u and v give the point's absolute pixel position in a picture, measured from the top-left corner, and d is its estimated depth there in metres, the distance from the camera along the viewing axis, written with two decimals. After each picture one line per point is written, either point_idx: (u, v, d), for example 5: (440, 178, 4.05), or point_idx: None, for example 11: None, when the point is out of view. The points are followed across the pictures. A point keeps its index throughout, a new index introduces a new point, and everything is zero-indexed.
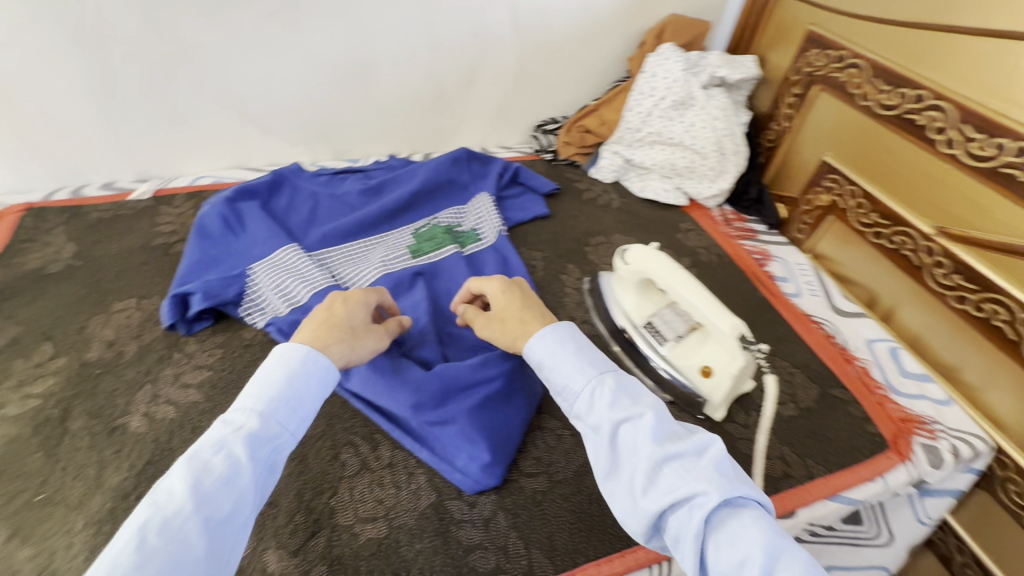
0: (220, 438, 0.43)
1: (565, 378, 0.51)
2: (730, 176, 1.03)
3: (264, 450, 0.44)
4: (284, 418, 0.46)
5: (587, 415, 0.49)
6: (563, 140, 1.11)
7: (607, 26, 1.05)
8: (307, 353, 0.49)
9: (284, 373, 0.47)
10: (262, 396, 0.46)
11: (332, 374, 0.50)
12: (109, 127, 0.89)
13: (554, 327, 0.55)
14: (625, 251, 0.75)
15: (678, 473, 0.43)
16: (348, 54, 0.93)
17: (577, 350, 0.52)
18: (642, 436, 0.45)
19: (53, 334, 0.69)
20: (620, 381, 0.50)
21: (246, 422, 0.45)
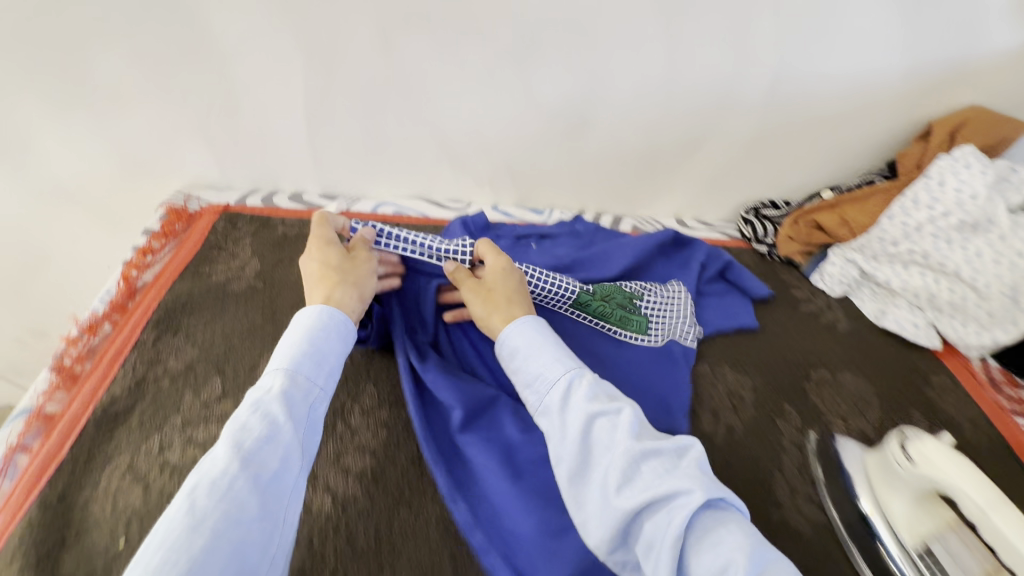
0: (256, 400, 0.47)
1: (541, 370, 0.54)
2: (1014, 329, 0.77)
3: (300, 407, 0.48)
4: (311, 373, 0.50)
5: (563, 415, 0.51)
6: (784, 233, 0.92)
7: (881, 109, 0.85)
8: (323, 310, 0.54)
9: (302, 334, 0.52)
10: (287, 358, 0.50)
11: (347, 328, 0.55)
12: (313, 140, 0.86)
13: (530, 318, 0.58)
14: (907, 439, 0.56)
15: (657, 471, 0.46)
16: (570, 102, 0.81)
17: (554, 344, 0.56)
18: (618, 433, 0.48)
19: (224, 368, 0.64)
20: (593, 380, 0.53)
21: (276, 383, 0.48)
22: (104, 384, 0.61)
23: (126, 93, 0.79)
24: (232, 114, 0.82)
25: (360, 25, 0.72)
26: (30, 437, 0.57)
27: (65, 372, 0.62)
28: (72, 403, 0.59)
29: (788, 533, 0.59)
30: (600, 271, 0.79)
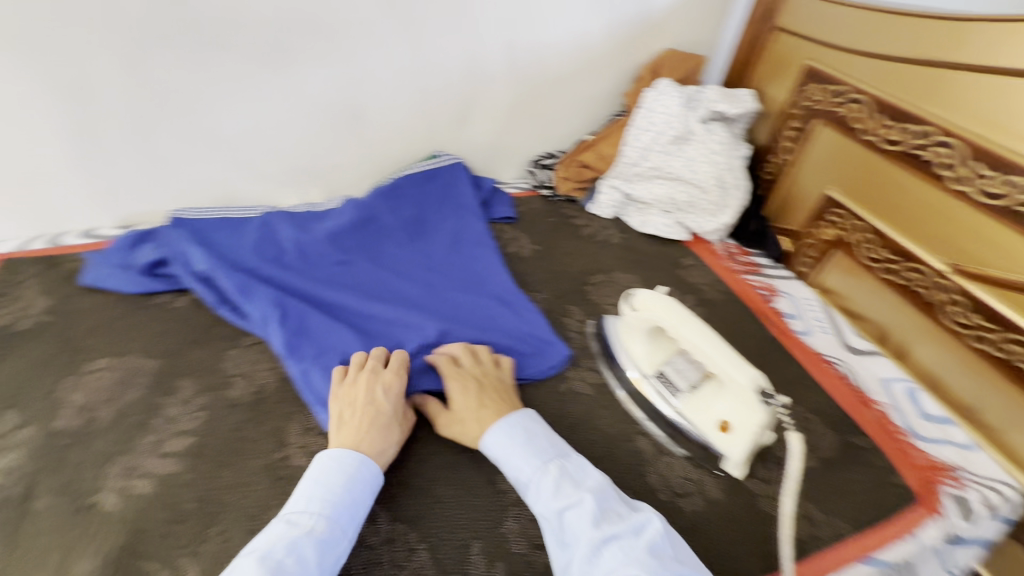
0: (291, 540, 0.48)
1: (516, 469, 0.58)
2: (731, 209, 1.02)
3: (335, 550, 0.50)
4: (347, 521, 0.52)
5: (536, 501, 0.56)
6: (559, 175, 1.09)
7: (604, 62, 1.04)
8: (362, 460, 0.56)
9: (341, 481, 0.54)
10: (325, 499, 0.52)
11: (378, 478, 0.57)
12: (89, 172, 0.85)
13: (512, 420, 0.62)
14: (632, 296, 0.72)
15: (618, 555, 0.50)
16: (341, 96, 0.91)
17: (528, 441, 0.60)
18: (584, 520, 0.52)
19: (19, 401, 0.64)
20: (569, 472, 0.57)
21: (313, 525, 0.50)
22: None
23: None
24: None
25: None
26: None
27: None
28: None
29: (574, 398, 0.72)
30: (387, 228, 0.91)
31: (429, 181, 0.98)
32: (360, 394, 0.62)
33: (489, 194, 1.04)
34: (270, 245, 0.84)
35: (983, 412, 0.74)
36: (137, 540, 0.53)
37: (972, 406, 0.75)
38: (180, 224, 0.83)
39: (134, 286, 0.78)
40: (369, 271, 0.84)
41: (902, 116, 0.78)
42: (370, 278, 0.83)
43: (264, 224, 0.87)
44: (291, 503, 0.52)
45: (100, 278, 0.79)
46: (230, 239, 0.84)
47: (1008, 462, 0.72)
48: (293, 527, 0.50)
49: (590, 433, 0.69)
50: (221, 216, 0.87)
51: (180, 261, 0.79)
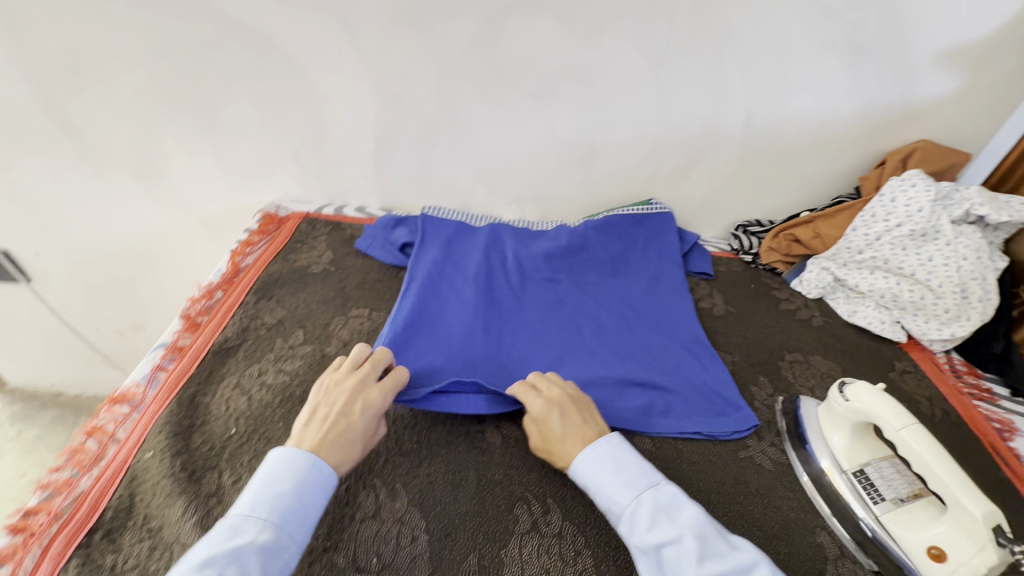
0: (235, 549, 0.49)
1: (609, 497, 0.58)
2: (969, 323, 0.89)
3: (279, 557, 0.50)
4: (293, 528, 0.52)
5: (637, 539, 0.55)
6: (766, 245, 1.08)
7: (844, 142, 1.01)
8: (312, 462, 0.57)
9: (290, 485, 0.54)
10: (273, 506, 0.53)
11: (332, 480, 0.57)
12: (378, 164, 1.08)
13: (596, 447, 0.61)
14: (845, 383, 0.69)
15: None
16: (581, 136, 1.02)
17: (616, 470, 0.59)
18: (687, 561, 0.51)
19: (306, 324, 0.83)
20: (655, 503, 0.56)
21: (258, 533, 0.50)
22: (219, 326, 0.81)
23: (239, 128, 1.02)
24: (317, 141, 1.05)
25: (420, 78, 0.94)
26: (167, 360, 0.76)
27: (191, 320, 0.82)
28: (196, 338, 0.79)
29: (752, 468, 0.71)
30: (593, 262, 0.99)
31: (639, 225, 1.04)
32: (342, 400, 0.63)
33: (690, 248, 1.07)
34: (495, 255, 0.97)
35: None
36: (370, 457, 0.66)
37: None
38: (431, 219, 1.00)
39: (391, 259, 0.97)
40: (565, 297, 0.93)
41: None
42: (568, 302, 0.92)
43: (490, 234, 1.00)
44: (235, 507, 0.53)
45: (369, 246, 0.99)
46: (462, 241, 0.98)
47: None
48: (238, 535, 0.50)
49: (767, 508, 0.66)
50: (458, 221, 1.01)
51: (423, 248, 0.95)
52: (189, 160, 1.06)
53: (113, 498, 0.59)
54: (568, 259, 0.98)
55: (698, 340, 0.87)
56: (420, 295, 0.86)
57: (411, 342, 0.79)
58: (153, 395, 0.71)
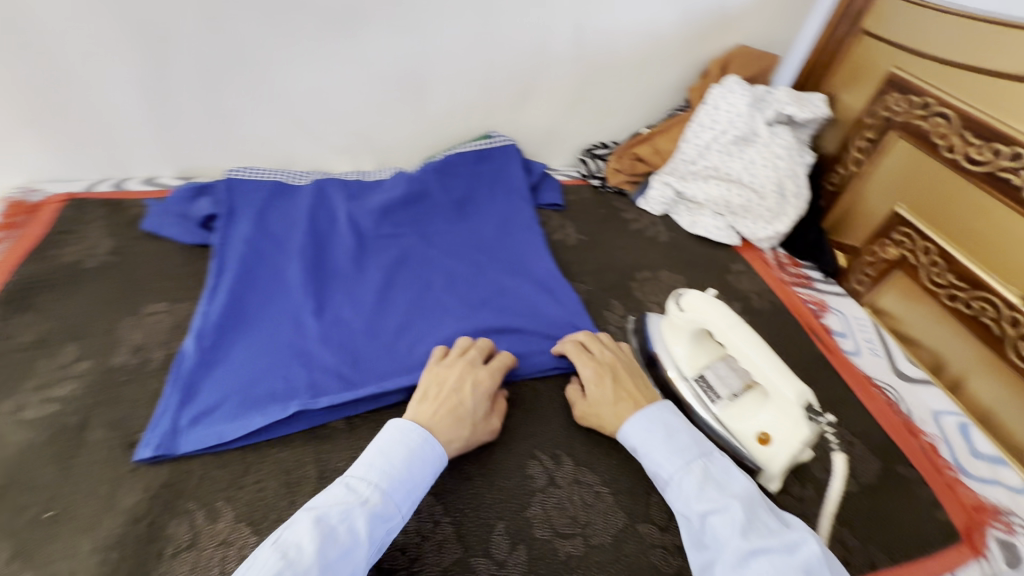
0: (346, 506, 0.48)
1: (656, 463, 0.57)
2: (788, 218, 0.97)
3: (387, 526, 0.49)
4: (401, 498, 0.51)
5: (679, 501, 0.55)
6: (612, 166, 1.07)
7: (671, 53, 1.01)
8: (425, 438, 0.55)
9: (403, 453, 0.53)
10: (387, 472, 0.52)
11: (442, 457, 0.56)
12: (158, 122, 0.87)
13: (646, 410, 0.61)
14: (681, 295, 0.70)
15: (770, 565, 0.47)
16: (404, 68, 0.90)
17: (668, 437, 0.58)
18: (732, 529, 0.50)
19: (81, 335, 0.67)
20: (708, 473, 0.55)
21: (370, 496, 0.50)
22: None
23: None
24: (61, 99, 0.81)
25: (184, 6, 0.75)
26: None
27: None
28: None
29: None
30: (437, 212, 0.91)
31: (481, 161, 0.97)
32: (452, 378, 0.63)
33: (539, 180, 1.03)
34: (322, 220, 0.84)
35: None
36: (181, 479, 0.56)
37: None
38: (238, 183, 0.83)
39: (191, 237, 0.80)
40: (410, 253, 0.84)
41: (993, 135, 0.73)
42: (413, 259, 0.83)
43: (314, 193, 0.87)
44: (354, 469, 0.52)
45: (160, 225, 0.81)
46: (280, 206, 0.84)
47: None
48: (350, 494, 0.50)
49: None
50: (274, 182, 0.86)
51: (228, 225, 0.79)
52: None
53: None
54: (405, 208, 0.88)
55: (552, 276, 0.84)
56: (233, 287, 0.72)
57: (226, 348, 0.67)
58: None
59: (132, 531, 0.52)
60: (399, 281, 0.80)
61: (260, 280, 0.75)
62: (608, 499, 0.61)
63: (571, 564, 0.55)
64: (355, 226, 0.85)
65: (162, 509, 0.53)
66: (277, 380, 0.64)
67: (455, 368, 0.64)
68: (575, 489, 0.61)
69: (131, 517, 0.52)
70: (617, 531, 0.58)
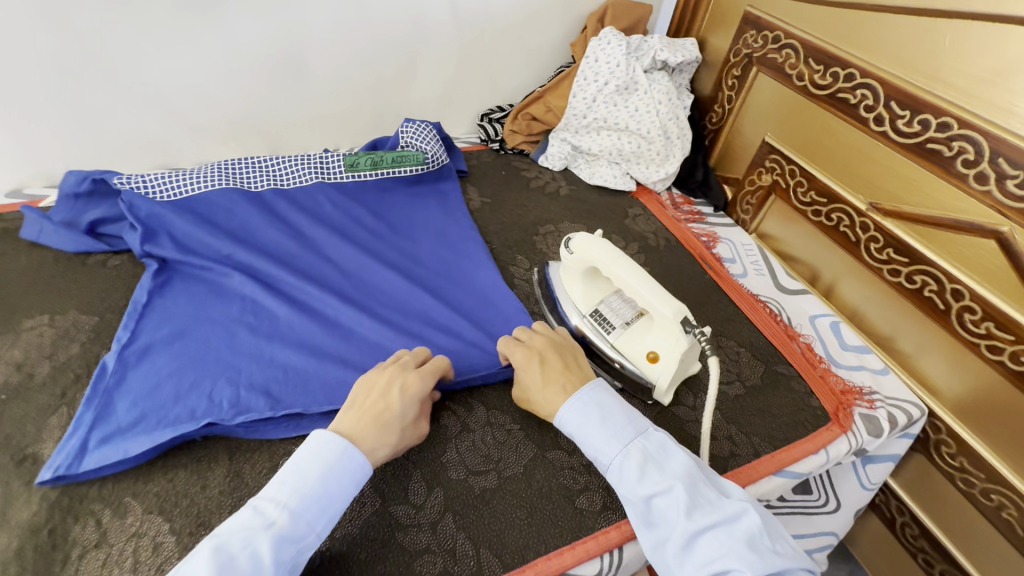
0: (250, 531, 0.44)
1: (596, 449, 0.55)
2: (676, 159, 1.03)
3: (295, 546, 0.46)
4: (314, 515, 0.48)
5: (622, 484, 0.53)
6: (509, 128, 1.09)
7: (548, 10, 1.03)
8: (346, 448, 0.51)
9: (321, 469, 0.49)
10: (299, 489, 0.48)
11: (364, 469, 0.51)
12: (11, 128, 0.81)
13: (587, 389, 0.59)
14: (570, 239, 0.74)
15: (716, 544, 0.47)
16: (277, 46, 0.88)
17: (603, 420, 0.56)
18: (678, 510, 0.49)
19: None
20: (648, 454, 0.53)
21: (277, 517, 0.46)
22: None
23: None
24: None
25: None
26: None
27: None
28: None
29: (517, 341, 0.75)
30: (355, 206, 0.89)
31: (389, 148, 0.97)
32: (381, 381, 0.58)
33: None
34: (236, 227, 0.81)
35: (906, 348, 0.79)
36: (81, 484, 0.55)
37: (902, 346, 0.80)
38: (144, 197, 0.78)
39: (72, 245, 0.76)
40: (341, 259, 0.82)
41: (829, 59, 0.81)
42: (335, 258, 0.82)
43: (231, 203, 0.82)
44: (268, 488, 0.49)
45: (40, 234, 0.77)
46: (202, 217, 0.80)
47: (924, 390, 0.78)
48: (257, 517, 0.46)
49: None
50: (198, 191, 0.82)
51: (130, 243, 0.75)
52: None
53: None
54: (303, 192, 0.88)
55: (489, 273, 0.83)
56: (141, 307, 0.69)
57: (144, 363, 0.64)
58: None
59: (31, 541, 0.51)
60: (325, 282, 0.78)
61: (180, 296, 0.72)
62: (518, 434, 0.65)
63: (486, 496, 0.59)
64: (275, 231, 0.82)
65: (64, 514, 0.53)
66: (199, 398, 0.62)
67: (382, 374, 0.58)
68: (486, 431, 0.65)
69: (29, 528, 0.51)
70: (528, 462, 0.62)
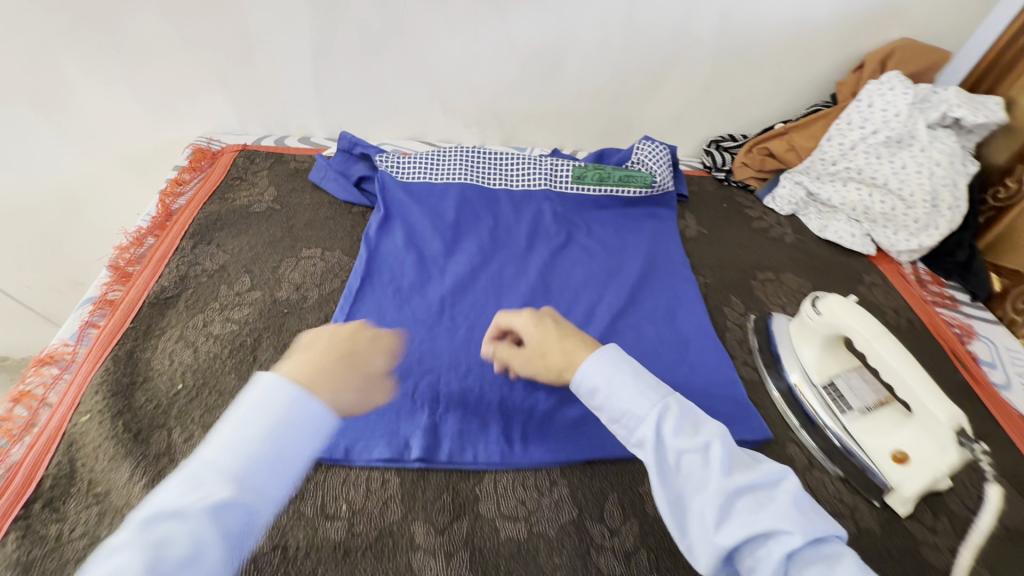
0: (183, 504, 0.34)
1: (624, 404, 0.49)
2: (937, 233, 0.89)
3: (243, 517, 0.35)
4: (268, 478, 0.37)
5: (649, 445, 0.47)
6: (739, 160, 1.03)
7: (823, 44, 0.94)
8: (299, 396, 0.40)
9: (263, 421, 0.38)
10: (241, 448, 0.37)
11: (327, 419, 0.41)
12: (318, 86, 0.96)
13: (602, 351, 0.53)
14: (817, 298, 0.67)
15: (752, 506, 0.42)
16: (544, 46, 0.92)
17: (635, 374, 0.50)
18: (711, 467, 0.44)
19: (252, 269, 0.76)
20: (679, 413, 0.47)
21: (217, 486, 0.35)
22: (155, 277, 0.73)
23: (151, 46, 0.88)
24: (245, 60, 0.91)
25: None
26: (97, 316, 0.68)
27: (120, 271, 0.74)
28: (129, 290, 0.71)
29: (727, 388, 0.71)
30: (568, 224, 0.89)
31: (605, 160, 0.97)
32: (342, 334, 0.53)
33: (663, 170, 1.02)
34: (461, 221, 0.85)
35: None
36: None
37: None
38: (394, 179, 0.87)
39: (345, 194, 0.88)
40: (549, 275, 0.82)
41: None
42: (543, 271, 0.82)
43: (462, 198, 0.88)
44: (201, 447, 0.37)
45: (324, 178, 0.90)
46: (444, 203, 0.87)
47: None
48: (195, 486, 0.35)
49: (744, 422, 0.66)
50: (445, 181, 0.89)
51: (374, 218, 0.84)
52: (98, 84, 0.92)
53: (50, 467, 0.54)
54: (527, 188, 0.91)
55: (700, 308, 0.80)
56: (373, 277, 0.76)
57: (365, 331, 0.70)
58: (85, 353, 0.64)
59: None
60: (533, 295, 0.78)
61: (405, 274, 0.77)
62: None
63: None
64: (492, 234, 0.85)
65: None
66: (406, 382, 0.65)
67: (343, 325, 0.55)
68: None
69: None
70: None
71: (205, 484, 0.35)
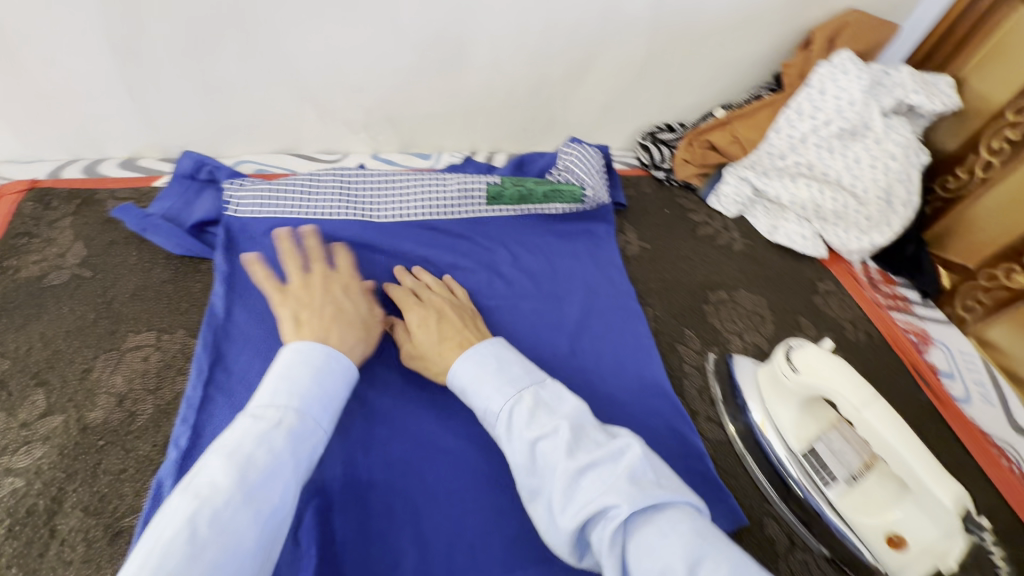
0: None
1: (484, 401, 0.49)
2: (889, 230, 0.81)
3: (311, 445, 0.41)
4: None
5: (507, 444, 0.46)
6: (680, 156, 0.90)
7: (767, 19, 0.82)
8: None
9: None
10: None
11: None
12: (135, 94, 0.70)
13: (480, 347, 0.52)
14: (791, 349, 0.57)
15: (598, 482, 0.40)
16: (442, 32, 0.72)
17: (498, 370, 0.50)
18: (560, 450, 0.42)
19: (49, 378, 0.54)
20: (535, 403, 0.47)
21: None
22: None
23: None
24: (11, 63, 0.64)
25: None
26: None
27: None
28: None
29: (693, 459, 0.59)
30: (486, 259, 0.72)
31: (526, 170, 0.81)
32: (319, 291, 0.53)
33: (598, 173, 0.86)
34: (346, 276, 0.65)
35: None
36: None
37: None
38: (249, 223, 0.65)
39: (179, 246, 0.65)
40: None
41: None
42: None
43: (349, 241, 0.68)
44: (255, 397, 0.41)
45: (146, 229, 0.65)
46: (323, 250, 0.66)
47: None
48: None
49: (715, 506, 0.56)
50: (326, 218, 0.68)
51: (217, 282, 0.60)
52: None
53: None
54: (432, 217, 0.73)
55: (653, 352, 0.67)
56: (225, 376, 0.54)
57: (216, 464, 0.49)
58: None
59: None
60: None
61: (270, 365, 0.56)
62: None
63: None
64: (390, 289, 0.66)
65: None
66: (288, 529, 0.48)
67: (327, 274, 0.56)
68: None
69: None
70: None
71: (267, 420, 0.40)
